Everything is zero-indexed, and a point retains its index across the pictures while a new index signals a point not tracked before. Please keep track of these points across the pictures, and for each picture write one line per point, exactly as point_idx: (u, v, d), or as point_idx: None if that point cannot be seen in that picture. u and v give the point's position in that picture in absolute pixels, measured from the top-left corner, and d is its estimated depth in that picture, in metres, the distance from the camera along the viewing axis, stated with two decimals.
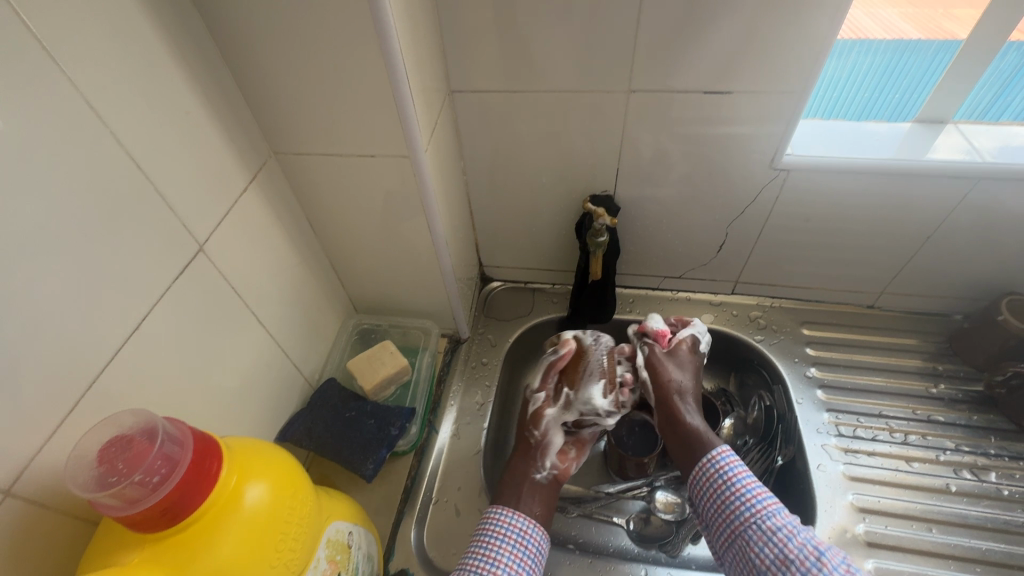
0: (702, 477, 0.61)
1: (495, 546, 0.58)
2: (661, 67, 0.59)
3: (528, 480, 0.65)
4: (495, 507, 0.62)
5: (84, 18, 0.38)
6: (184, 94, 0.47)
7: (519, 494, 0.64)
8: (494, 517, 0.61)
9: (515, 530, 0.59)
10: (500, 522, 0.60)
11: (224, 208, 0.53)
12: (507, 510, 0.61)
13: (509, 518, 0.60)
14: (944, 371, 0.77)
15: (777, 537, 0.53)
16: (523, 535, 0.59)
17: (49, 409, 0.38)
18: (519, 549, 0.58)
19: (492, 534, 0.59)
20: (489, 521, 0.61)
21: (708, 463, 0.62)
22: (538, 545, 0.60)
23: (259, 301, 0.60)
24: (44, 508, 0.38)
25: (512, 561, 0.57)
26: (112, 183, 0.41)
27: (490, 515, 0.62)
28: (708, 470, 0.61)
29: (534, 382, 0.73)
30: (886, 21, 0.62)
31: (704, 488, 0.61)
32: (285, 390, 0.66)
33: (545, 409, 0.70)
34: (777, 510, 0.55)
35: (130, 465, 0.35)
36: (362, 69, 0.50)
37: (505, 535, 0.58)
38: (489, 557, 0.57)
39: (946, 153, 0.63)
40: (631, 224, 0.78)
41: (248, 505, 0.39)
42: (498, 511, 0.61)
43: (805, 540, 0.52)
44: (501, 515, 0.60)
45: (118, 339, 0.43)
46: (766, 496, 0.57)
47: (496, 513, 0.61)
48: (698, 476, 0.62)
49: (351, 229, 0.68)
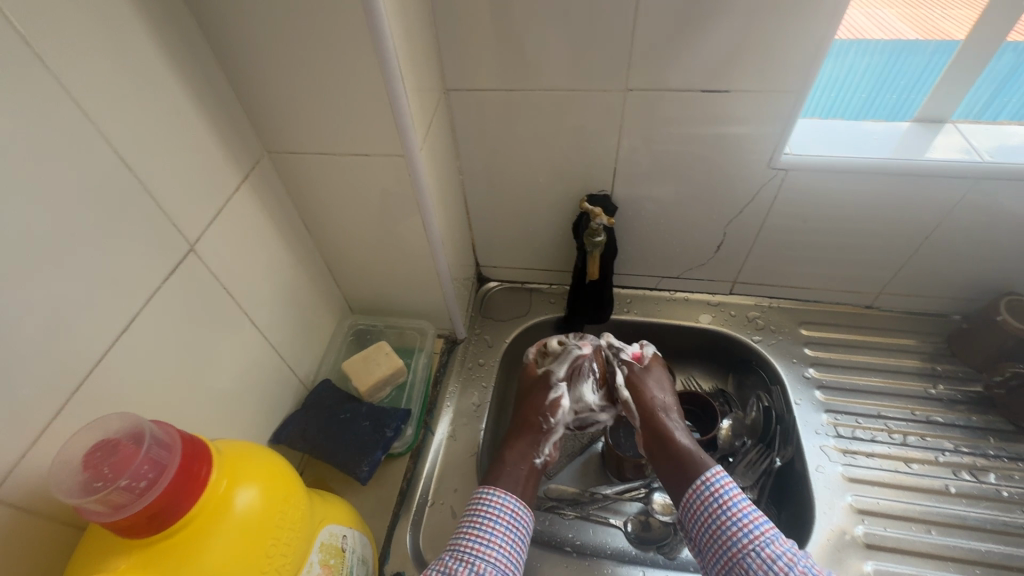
0: (696, 500, 0.60)
1: (489, 527, 0.58)
2: (658, 65, 0.59)
3: (528, 463, 0.65)
4: (488, 487, 0.61)
5: (71, 14, 0.37)
6: (175, 93, 0.46)
7: (520, 476, 0.64)
8: (485, 498, 0.60)
9: (507, 512, 0.59)
10: (493, 504, 0.59)
11: (217, 208, 0.52)
12: (502, 492, 0.61)
13: (502, 499, 0.60)
14: (943, 372, 0.77)
15: (776, 565, 0.53)
16: (514, 516, 0.59)
17: (35, 412, 0.38)
18: (510, 530, 0.58)
19: (485, 515, 0.59)
20: (480, 501, 0.60)
21: (702, 486, 0.61)
22: (525, 527, 0.60)
23: (253, 302, 0.59)
24: (30, 514, 0.37)
25: (503, 542, 0.57)
26: (101, 183, 0.41)
27: (479, 495, 0.61)
28: (702, 492, 0.60)
29: (557, 369, 0.71)
30: (883, 21, 0.61)
31: (697, 512, 0.60)
32: (279, 392, 0.65)
33: (563, 397, 0.70)
34: (773, 536, 0.55)
35: (116, 470, 0.34)
36: (356, 67, 0.49)
37: (496, 516, 0.59)
38: (483, 538, 0.57)
39: (943, 152, 0.63)
40: (629, 224, 0.78)
41: (239, 510, 0.38)
42: (492, 491, 0.61)
43: (805, 569, 0.52)
44: (494, 495, 0.60)
45: (108, 342, 0.43)
46: (761, 520, 0.57)
47: (489, 493, 0.61)
48: (691, 500, 0.61)
49: (346, 229, 0.67)
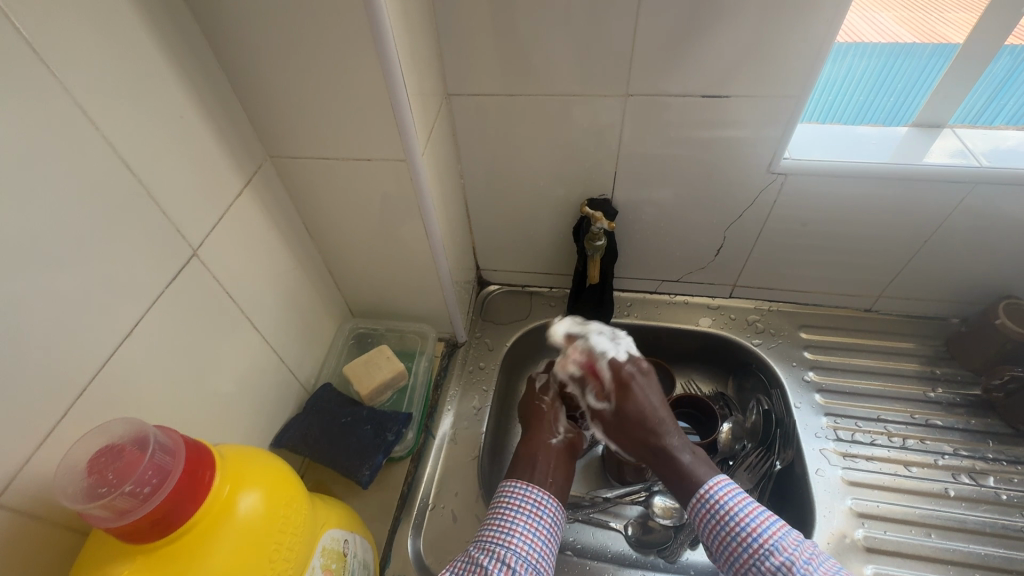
0: (700, 511, 0.57)
1: (510, 517, 0.57)
2: (659, 72, 0.59)
3: (544, 444, 0.66)
4: (512, 480, 0.62)
5: (77, 21, 0.37)
6: (178, 98, 0.47)
7: (542, 465, 0.64)
8: (509, 489, 0.61)
9: (530, 502, 0.59)
10: (514, 495, 0.60)
11: (220, 212, 0.53)
12: (522, 483, 0.61)
13: (524, 490, 0.60)
14: (942, 375, 0.78)
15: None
16: (538, 506, 0.59)
17: (40, 418, 0.38)
18: (533, 520, 0.58)
19: (507, 506, 0.59)
20: (504, 494, 0.60)
21: (699, 502, 0.58)
22: (553, 515, 0.60)
23: (254, 306, 0.59)
24: (32, 520, 0.37)
25: (527, 531, 0.56)
26: (105, 188, 0.41)
27: (505, 488, 0.61)
28: (705, 504, 0.57)
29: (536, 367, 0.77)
30: (881, 25, 0.61)
31: (702, 524, 0.57)
32: (280, 396, 0.65)
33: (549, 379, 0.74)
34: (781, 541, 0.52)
35: (120, 475, 0.34)
36: (358, 73, 0.49)
37: (519, 508, 0.58)
38: (506, 527, 0.56)
39: (940, 157, 0.63)
40: (629, 227, 0.78)
41: (242, 514, 0.38)
42: (514, 483, 0.61)
43: None
44: (517, 487, 0.60)
45: (111, 346, 0.43)
46: (769, 523, 0.54)
47: (513, 485, 0.61)
48: (695, 511, 0.58)
49: (347, 234, 0.67)
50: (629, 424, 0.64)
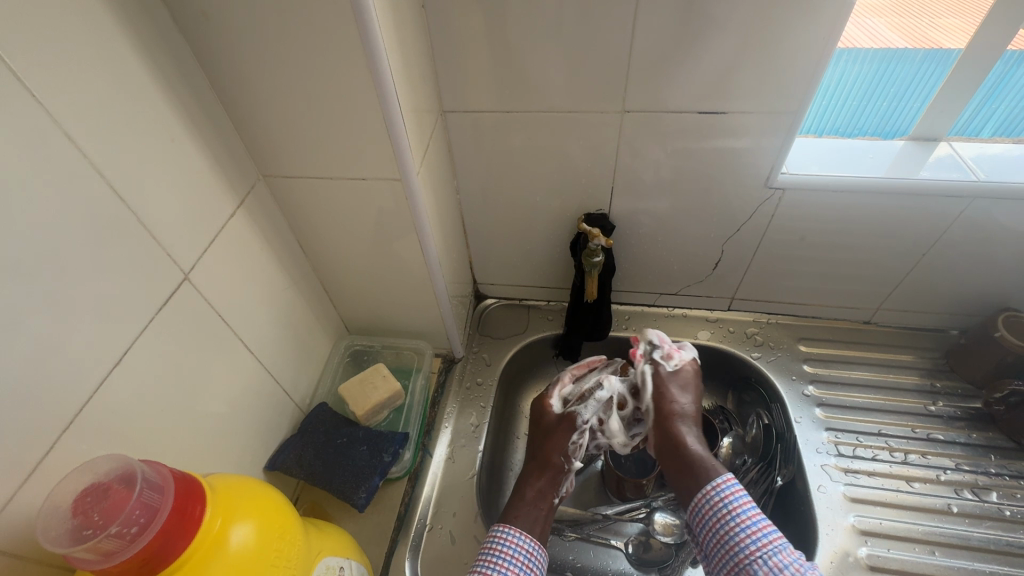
0: (704, 505, 0.58)
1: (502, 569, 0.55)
2: (654, 88, 0.59)
3: (546, 500, 0.63)
4: (505, 525, 0.59)
5: (64, 46, 0.37)
6: (169, 120, 0.46)
7: (538, 513, 0.61)
8: (500, 537, 0.58)
9: (523, 553, 0.57)
10: (506, 545, 0.57)
11: (211, 232, 0.52)
12: (516, 531, 0.58)
13: (517, 540, 0.57)
14: (942, 389, 0.77)
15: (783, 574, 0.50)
16: (529, 557, 0.57)
17: (24, 452, 0.36)
18: (525, 571, 0.56)
19: (498, 557, 0.56)
20: (496, 542, 0.57)
21: (709, 493, 0.58)
22: (541, 566, 0.58)
23: (247, 326, 0.58)
24: (18, 559, 0.36)
25: None
26: (93, 214, 0.40)
27: (494, 536, 0.58)
28: (710, 498, 0.58)
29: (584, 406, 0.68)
30: (873, 30, 0.61)
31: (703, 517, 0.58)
32: (275, 417, 0.64)
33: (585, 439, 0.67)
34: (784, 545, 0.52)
35: (106, 516, 0.34)
36: (352, 93, 0.49)
37: (511, 558, 0.56)
38: None
39: (939, 171, 0.63)
40: (626, 241, 0.77)
41: (233, 548, 0.37)
42: (504, 529, 0.58)
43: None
44: (511, 536, 0.58)
45: (100, 374, 0.42)
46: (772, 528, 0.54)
47: (503, 533, 0.58)
48: (699, 505, 0.58)
49: (341, 252, 0.67)
50: (665, 398, 0.65)
